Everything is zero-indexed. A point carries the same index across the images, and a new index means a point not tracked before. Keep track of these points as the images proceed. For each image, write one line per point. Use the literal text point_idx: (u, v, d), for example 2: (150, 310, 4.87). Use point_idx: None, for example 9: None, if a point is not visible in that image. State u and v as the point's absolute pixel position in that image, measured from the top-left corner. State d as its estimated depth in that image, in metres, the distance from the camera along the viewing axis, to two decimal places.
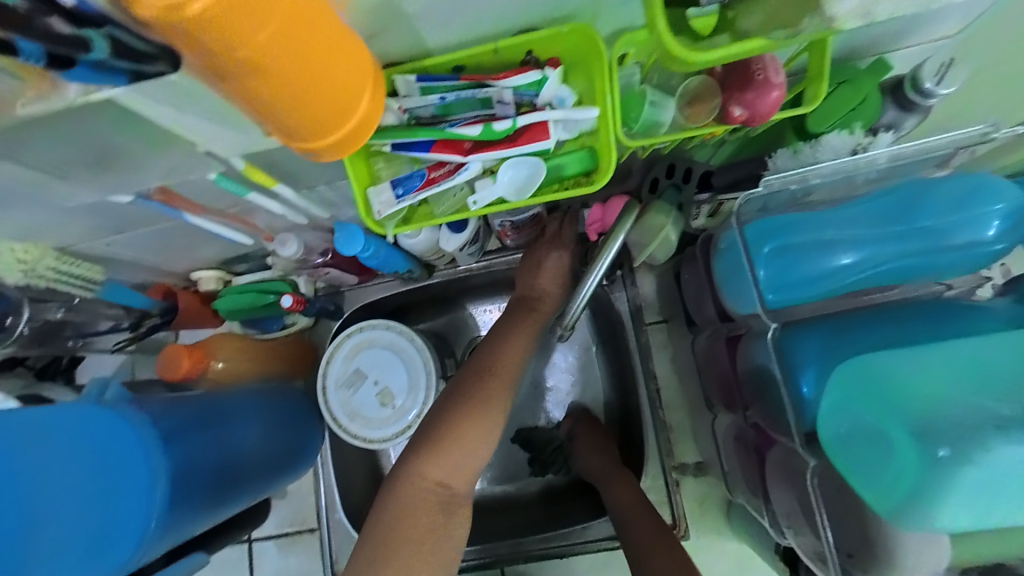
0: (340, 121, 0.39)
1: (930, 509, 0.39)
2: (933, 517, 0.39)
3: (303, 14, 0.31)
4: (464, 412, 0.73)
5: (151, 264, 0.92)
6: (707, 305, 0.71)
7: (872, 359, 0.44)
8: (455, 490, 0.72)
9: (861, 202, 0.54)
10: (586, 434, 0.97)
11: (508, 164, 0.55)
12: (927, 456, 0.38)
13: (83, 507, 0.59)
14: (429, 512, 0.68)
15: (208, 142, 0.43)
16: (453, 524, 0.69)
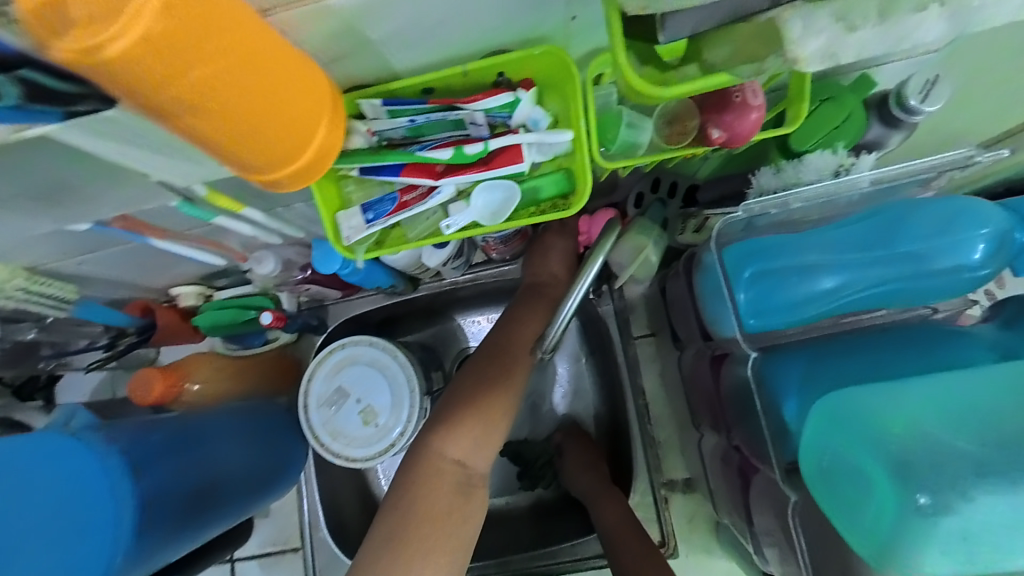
0: (297, 151, 0.38)
1: (913, 558, 0.37)
2: (917, 566, 0.37)
3: (244, 47, 0.30)
4: (466, 411, 0.69)
5: (129, 281, 0.90)
6: (690, 322, 0.69)
7: (851, 394, 0.43)
8: (472, 470, 0.68)
9: (843, 226, 0.53)
10: (576, 448, 0.96)
11: (481, 188, 0.54)
12: (907, 502, 0.37)
13: (51, 539, 0.58)
14: (447, 493, 0.65)
15: (160, 171, 0.43)
16: (470, 508, 0.65)
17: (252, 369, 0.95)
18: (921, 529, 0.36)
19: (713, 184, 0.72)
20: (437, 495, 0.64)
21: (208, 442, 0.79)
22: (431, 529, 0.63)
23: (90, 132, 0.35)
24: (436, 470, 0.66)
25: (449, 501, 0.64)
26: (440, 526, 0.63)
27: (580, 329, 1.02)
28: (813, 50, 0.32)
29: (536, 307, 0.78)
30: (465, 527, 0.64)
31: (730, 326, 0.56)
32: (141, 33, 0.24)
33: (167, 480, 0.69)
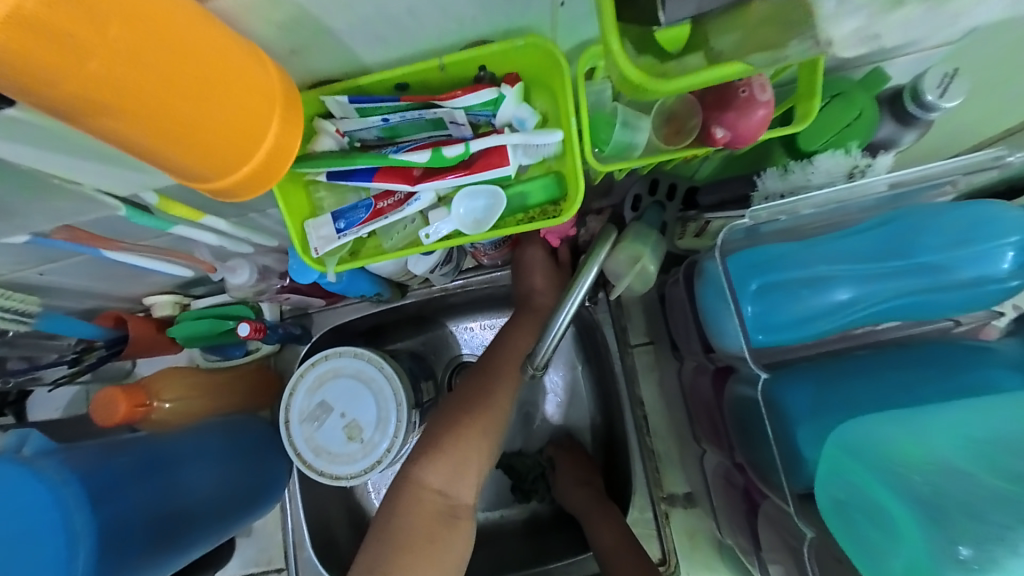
0: (244, 156, 0.33)
1: None
2: None
3: (144, 28, 0.25)
4: (450, 434, 0.67)
5: (99, 291, 0.85)
6: (690, 334, 0.64)
7: (866, 422, 0.40)
8: (457, 498, 0.66)
9: (855, 233, 0.48)
10: (570, 460, 0.93)
11: (463, 195, 0.49)
12: (943, 552, 0.32)
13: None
14: (429, 520, 0.63)
15: (95, 179, 0.40)
16: (453, 535, 0.63)
17: (232, 382, 0.91)
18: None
19: (714, 187, 0.67)
20: (420, 521, 0.63)
21: (182, 465, 0.75)
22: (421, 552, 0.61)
23: (0, 136, 0.32)
24: (420, 495, 0.64)
25: (430, 528, 0.63)
26: (423, 553, 0.61)
27: (575, 336, 0.98)
28: (849, 33, 0.30)
29: (523, 325, 0.76)
30: (449, 556, 0.63)
31: (735, 341, 0.51)
32: (11, 13, 0.21)
33: (131, 508, 0.65)
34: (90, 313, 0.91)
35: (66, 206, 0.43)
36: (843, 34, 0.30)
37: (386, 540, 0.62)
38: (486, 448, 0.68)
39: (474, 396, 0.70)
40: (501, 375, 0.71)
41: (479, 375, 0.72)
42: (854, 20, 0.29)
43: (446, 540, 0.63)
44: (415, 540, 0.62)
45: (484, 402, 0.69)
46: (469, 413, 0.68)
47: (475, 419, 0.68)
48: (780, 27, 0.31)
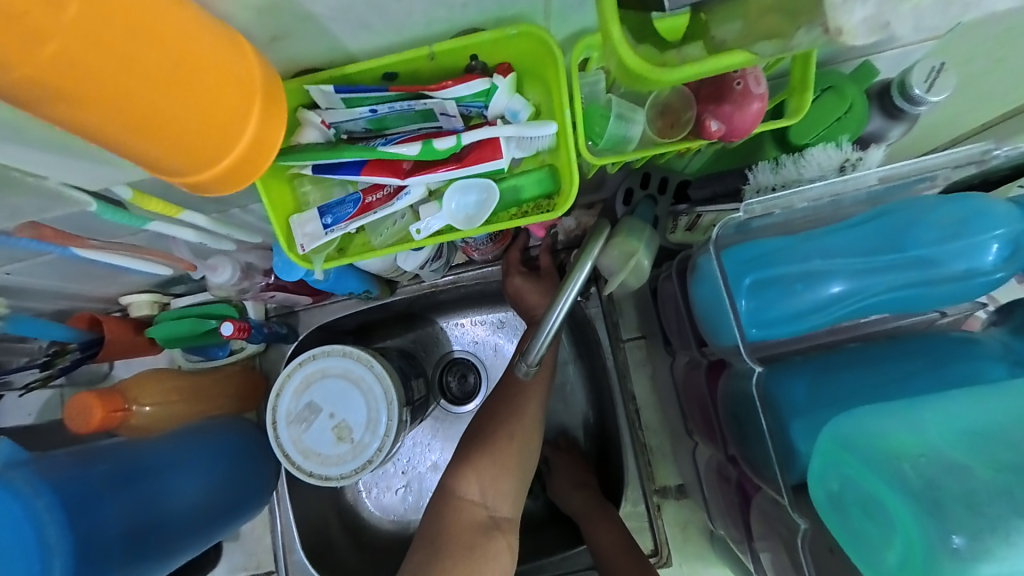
0: (221, 148, 0.31)
1: None
2: None
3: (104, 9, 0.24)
4: (478, 448, 0.68)
5: (71, 291, 0.81)
6: (685, 330, 0.65)
7: (860, 416, 0.40)
8: (501, 512, 0.65)
9: (847, 228, 0.48)
10: (571, 459, 0.94)
11: (455, 189, 0.47)
12: (936, 538, 0.33)
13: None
14: (469, 532, 0.63)
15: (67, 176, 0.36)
16: (494, 550, 0.62)
17: (213, 385, 0.88)
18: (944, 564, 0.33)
19: (706, 181, 0.66)
20: (459, 529, 0.63)
21: (164, 473, 0.72)
22: (459, 560, 0.60)
23: None
24: (459, 505, 0.65)
25: (472, 536, 0.62)
26: (461, 560, 0.60)
27: (564, 329, 0.98)
28: (861, 21, 0.26)
29: (528, 334, 0.84)
30: (492, 565, 0.61)
31: (730, 336, 0.52)
32: None
33: (109, 519, 0.62)
34: (61, 315, 0.87)
35: (30, 202, 0.41)
36: (854, 23, 0.27)
37: (434, 548, 0.62)
38: (498, 443, 0.67)
39: (509, 398, 0.71)
40: (524, 390, 0.71)
41: (503, 393, 0.72)
42: (866, 6, 0.26)
43: (489, 550, 0.61)
44: (459, 547, 0.61)
45: (514, 411, 0.70)
46: (501, 425, 0.69)
47: (504, 431, 0.68)
48: (788, 13, 0.29)
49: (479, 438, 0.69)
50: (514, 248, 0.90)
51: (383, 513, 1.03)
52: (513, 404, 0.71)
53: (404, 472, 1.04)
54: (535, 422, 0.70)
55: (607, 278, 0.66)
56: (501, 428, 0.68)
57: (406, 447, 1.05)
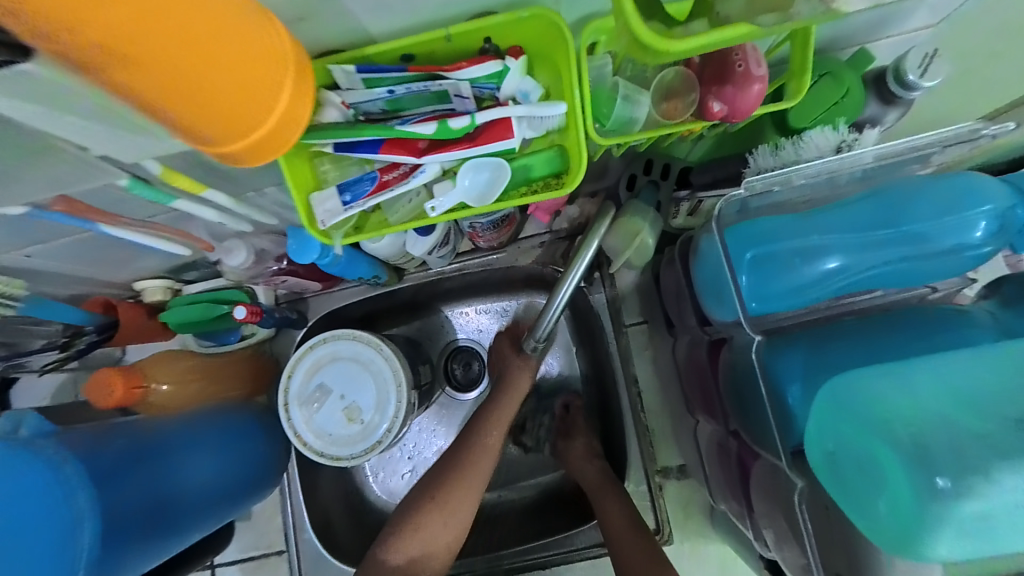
0: (254, 117, 0.33)
1: (927, 544, 0.36)
2: (930, 552, 0.36)
3: None
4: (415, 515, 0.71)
5: (87, 276, 0.83)
6: (688, 310, 0.68)
7: (854, 378, 0.42)
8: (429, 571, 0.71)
9: (844, 206, 0.50)
10: (584, 427, 0.95)
11: (468, 167, 0.49)
12: (922, 485, 0.36)
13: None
14: None
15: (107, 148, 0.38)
16: None
17: (224, 369, 0.89)
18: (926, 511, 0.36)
19: (707, 167, 0.70)
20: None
21: (177, 451, 0.73)
22: None
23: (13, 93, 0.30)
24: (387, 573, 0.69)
25: None
26: None
27: (567, 316, 1.00)
28: None
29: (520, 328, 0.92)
30: None
31: (731, 311, 0.54)
32: None
33: (132, 495, 0.63)
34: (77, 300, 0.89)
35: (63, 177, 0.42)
36: None
37: None
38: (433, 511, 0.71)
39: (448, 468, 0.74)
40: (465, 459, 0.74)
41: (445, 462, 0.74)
42: None
43: None
44: None
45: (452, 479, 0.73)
46: (437, 495, 0.72)
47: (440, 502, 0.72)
48: None
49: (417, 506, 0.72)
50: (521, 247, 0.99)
51: (389, 497, 1.05)
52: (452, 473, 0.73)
53: (410, 457, 1.07)
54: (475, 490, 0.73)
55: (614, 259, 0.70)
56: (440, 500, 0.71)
57: (413, 433, 1.07)
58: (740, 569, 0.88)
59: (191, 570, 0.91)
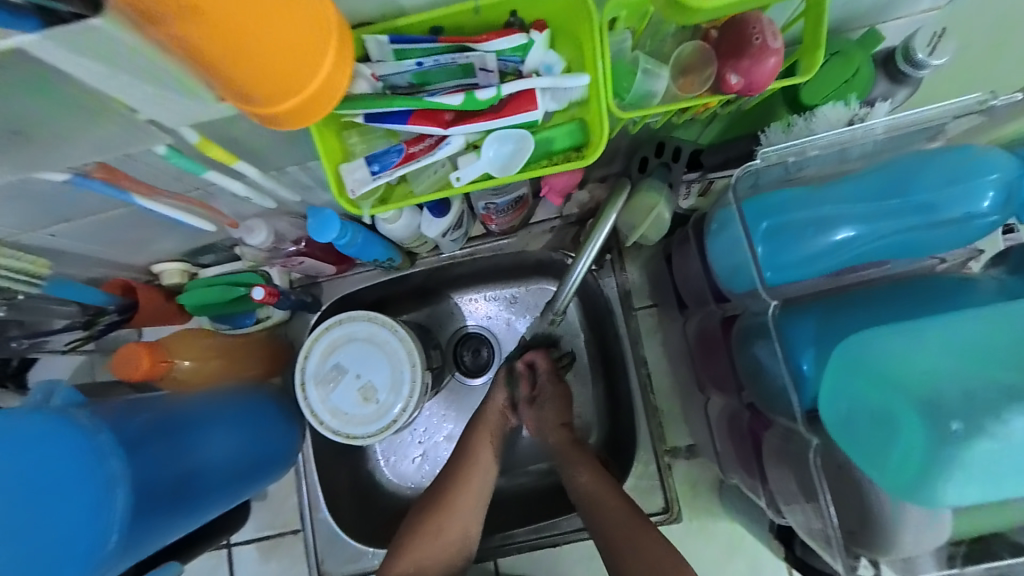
0: (301, 81, 0.35)
1: (940, 487, 0.38)
2: (941, 494, 0.39)
3: None
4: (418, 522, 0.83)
5: (106, 257, 0.84)
6: (701, 287, 0.69)
7: (871, 337, 0.44)
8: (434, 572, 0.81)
9: (854, 178, 0.52)
10: (557, 395, 0.92)
11: (492, 139, 0.50)
12: (937, 430, 0.38)
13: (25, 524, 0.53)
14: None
15: (159, 115, 0.40)
16: None
17: (242, 350, 0.91)
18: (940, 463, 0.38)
19: (719, 148, 0.72)
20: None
21: (200, 426, 0.74)
22: None
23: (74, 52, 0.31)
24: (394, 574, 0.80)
25: None
26: None
27: (576, 303, 1.02)
28: None
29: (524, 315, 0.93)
30: None
31: (748, 283, 0.56)
32: None
33: (161, 467, 0.64)
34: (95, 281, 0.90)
35: None
36: None
37: None
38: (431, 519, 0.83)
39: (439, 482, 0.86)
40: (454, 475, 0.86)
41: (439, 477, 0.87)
42: None
43: None
44: None
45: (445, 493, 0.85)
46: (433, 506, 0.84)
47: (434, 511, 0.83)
48: None
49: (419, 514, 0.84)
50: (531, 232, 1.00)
51: (400, 480, 1.07)
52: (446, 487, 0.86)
53: (421, 441, 1.08)
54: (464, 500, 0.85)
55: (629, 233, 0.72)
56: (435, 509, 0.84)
57: (423, 416, 1.09)
58: (748, 547, 0.90)
59: (208, 548, 0.92)
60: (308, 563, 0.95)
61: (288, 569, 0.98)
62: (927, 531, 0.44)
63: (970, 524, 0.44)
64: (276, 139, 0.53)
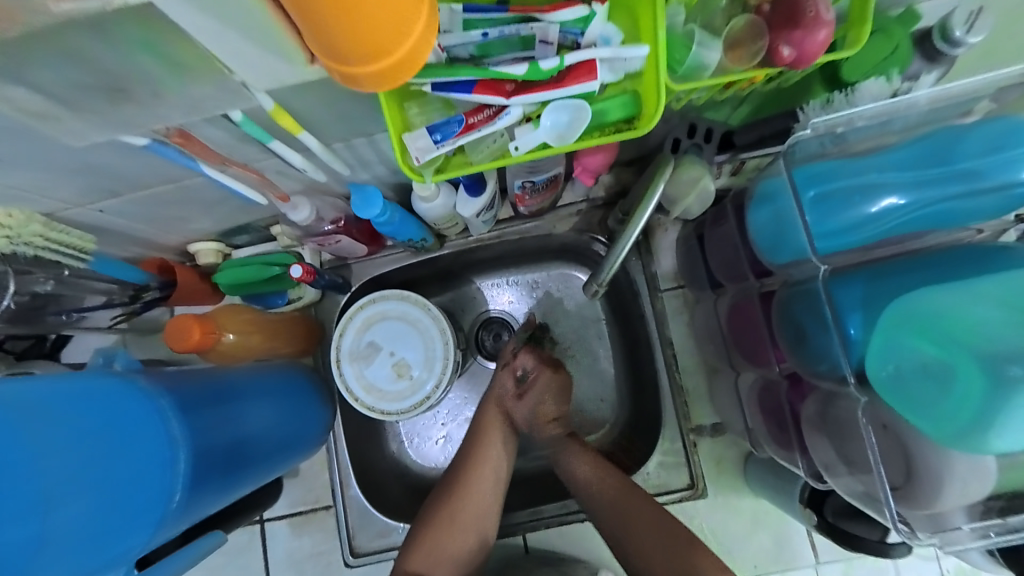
0: (392, 43, 0.36)
1: (990, 426, 0.43)
2: (991, 435, 0.43)
3: None
4: (458, 474, 0.86)
5: (144, 236, 0.84)
6: (739, 262, 0.72)
7: (936, 293, 0.47)
8: (464, 524, 0.83)
9: (897, 148, 0.54)
10: (543, 387, 0.89)
11: (550, 109, 0.52)
12: (996, 373, 0.43)
13: (94, 483, 0.52)
14: (443, 533, 0.82)
15: (246, 76, 0.42)
16: (456, 529, 0.82)
17: (279, 328, 0.92)
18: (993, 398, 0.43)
19: (751, 127, 0.75)
20: (426, 527, 0.82)
21: (243, 398, 0.76)
22: (420, 548, 0.81)
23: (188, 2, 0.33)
24: (430, 516, 0.84)
25: (438, 537, 0.82)
26: (424, 549, 0.81)
27: (603, 297, 1.04)
28: None
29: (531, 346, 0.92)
30: (447, 548, 0.81)
31: (794, 249, 0.59)
32: None
33: (212, 434, 0.65)
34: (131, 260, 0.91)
35: (181, 106, 0.45)
36: None
37: (409, 541, 0.82)
38: (468, 469, 0.86)
39: (472, 445, 0.89)
40: (486, 429, 0.89)
41: (474, 436, 0.89)
42: None
43: (441, 544, 0.81)
44: (425, 537, 0.81)
45: (479, 448, 0.88)
46: (468, 458, 0.87)
47: (467, 463, 0.87)
48: None
49: (453, 469, 0.87)
50: (559, 219, 1.01)
51: (425, 461, 1.08)
52: (478, 442, 0.88)
53: (445, 423, 1.09)
54: (497, 457, 0.87)
55: (673, 204, 0.77)
56: (474, 463, 0.86)
57: (448, 399, 1.09)
58: (772, 521, 0.92)
59: (242, 523, 0.94)
60: (342, 537, 0.97)
61: (321, 544, 0.99)
62: (974, 484, 0.46)
63: (1008, 479, 0.46)
64: (334, 109, 0.55)
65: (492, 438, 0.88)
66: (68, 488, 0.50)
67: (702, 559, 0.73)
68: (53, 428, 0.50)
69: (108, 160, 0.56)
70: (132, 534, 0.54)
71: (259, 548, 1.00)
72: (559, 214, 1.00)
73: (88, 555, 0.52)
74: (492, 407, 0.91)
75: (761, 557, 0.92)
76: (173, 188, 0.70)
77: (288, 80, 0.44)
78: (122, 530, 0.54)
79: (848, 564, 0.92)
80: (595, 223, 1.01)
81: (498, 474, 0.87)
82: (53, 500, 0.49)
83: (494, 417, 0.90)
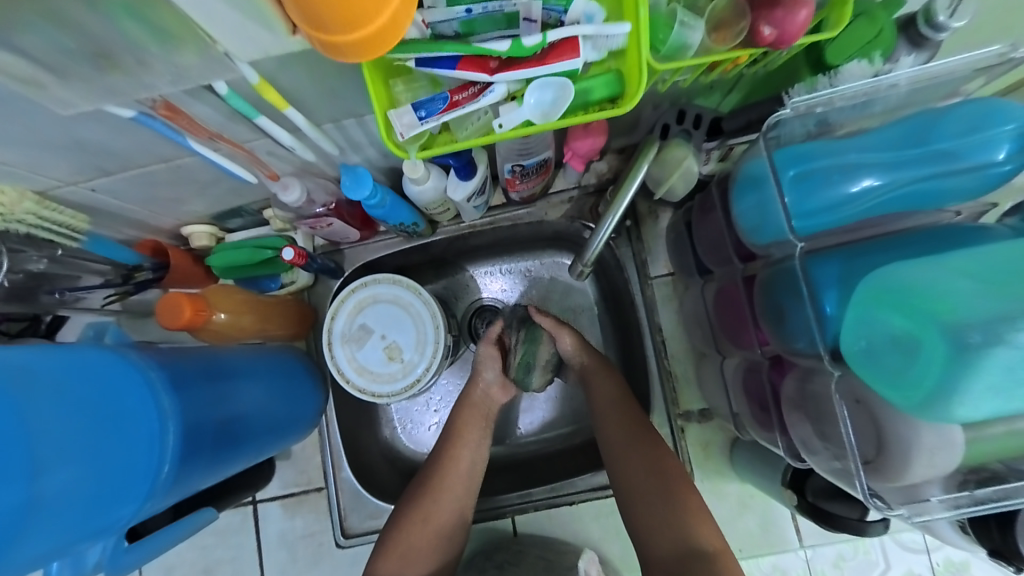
0: (371, 12, 0.37)
1: (957, 396, 0.44)
2: (959, 405, 0.44)
3: None
4: (438, 461, 0.86)
5: (138, 218, 0.85)
6: (725, 246, 0.72)
7: (908, 267, 0.49)
8: (438, 517, 0.83)
9: (875, 131, 0.55)
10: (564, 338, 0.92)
11: (534, 87, 0.53)
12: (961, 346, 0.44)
13: (87, 450, 0.52)
14: (417, 523, 0.81)
15: (229, 46, 0.43)
16: (433, 514, 0.82)
17: (275, 310, 0.93)
18: (959, 366, 0.43)
19: (739, 112, 0.74)
20: (403, 511, 0.83)
21: (235, 376, 0.77)
22: (395, 533, 0.81)
23: None
24: (409, 502, 0.84)
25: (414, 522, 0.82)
26: (397, 534, 0.81)
27: (594, 282, 1.05)
28: None
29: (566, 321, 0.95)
30: (422, 533, 0.81)
31: (774, 229, 0.60)
32: None
33: (204, 409, 0.66)
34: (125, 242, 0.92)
35: (166, 76, 0.45)
36: None
37: (389, 526, 0.82)
38: (449, 455, 0.87)
39: (452, 434, 0.89)
40: (464, 417, 0.90)
41: (454, 425, 0.90)
42: None
43: (413, 536, 0.80)
44: (400, 523, 0.82)
45: (456, 439, 0.88)
46: (448, 446, 0.88)
47: (447, 451, 0.87)
48: None
49: (436, 457, 0.88)
50: (550, 207, 1.01)
51: (417, 446, 1.09)
52: (457, 430, 0.89)
53: (437, 410, 1.10)
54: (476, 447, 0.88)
55: (658, 185, 0.79)
56: (455, 450, 0.87)
57: (440, 385, 1.09)
58: (758, 505, 0.94)
59: (235, 503, 0.95)
60: (333, 518, 0.98)
61: (313, 526, 1.00)
62: (941, 454, 0.47)
63: (976, 452, 0.47)
64: (322, 85, 0.55)
65: (471, 424, 0.90)
66: (60, 454, 0.50)
67: (691, 498, 0.74)
68: (45, 395, 0.51)
69: (98, 134, 0.57)
70: (124, 501, 0.56)
71: (251, 529, 1.01)
72: (551, 202, 1.01)
73: (80, 519, 0.53)
74: (476, 399, 0.92)
75: (747, 540, 0.93)
76: (165, 168, 0.71)
77: (273, 51, 0.45)
78: (114, 495, 0.55)
79: (833, 549, 0.93)
80: (588, 210, 1.01)
81: (478, 462, 0.88)
82: (44, 464, 0.50)
83: (475, 411, 0.91)
